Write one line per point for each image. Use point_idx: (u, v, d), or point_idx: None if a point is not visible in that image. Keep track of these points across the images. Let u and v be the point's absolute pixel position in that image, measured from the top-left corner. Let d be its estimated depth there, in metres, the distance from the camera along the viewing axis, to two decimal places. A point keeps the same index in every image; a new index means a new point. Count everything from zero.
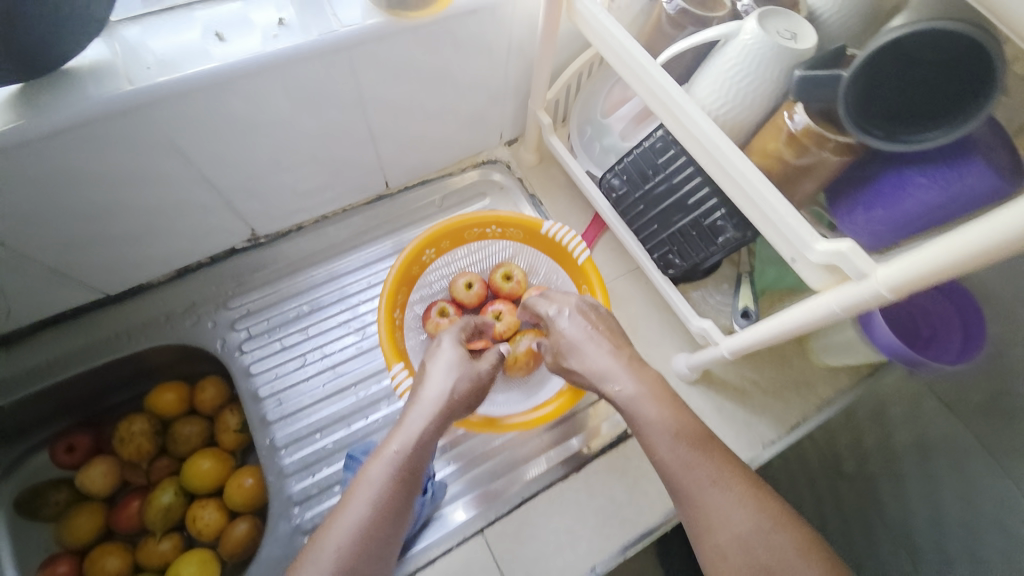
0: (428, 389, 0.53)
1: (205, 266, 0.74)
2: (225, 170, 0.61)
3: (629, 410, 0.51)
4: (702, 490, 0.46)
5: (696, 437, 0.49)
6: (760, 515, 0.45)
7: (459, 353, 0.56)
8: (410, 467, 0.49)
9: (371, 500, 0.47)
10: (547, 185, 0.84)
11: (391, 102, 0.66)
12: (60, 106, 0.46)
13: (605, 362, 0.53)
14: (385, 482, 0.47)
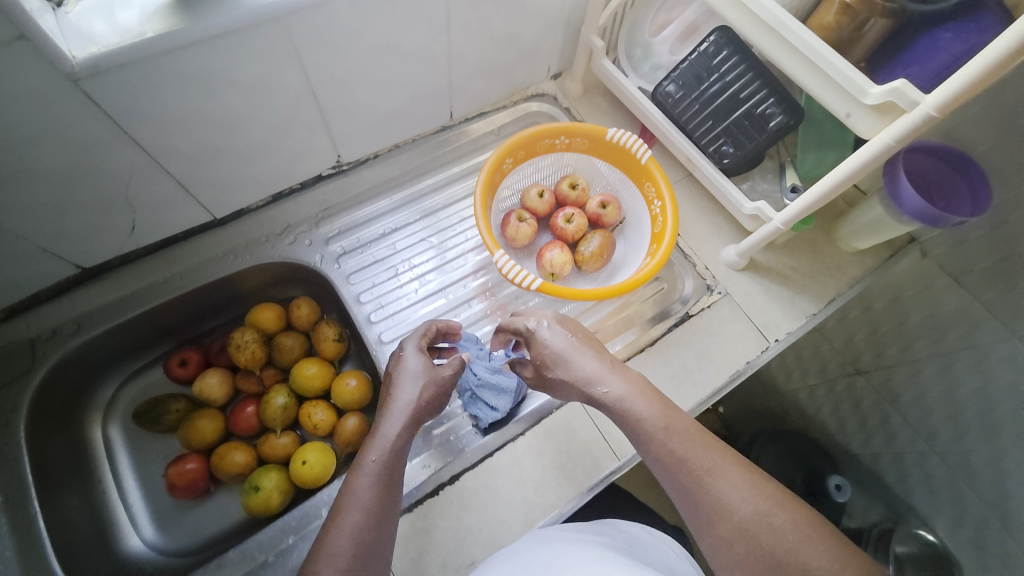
0: (399, 396, 0.59)
1: (296, 192, 0.81)
2: (331, 87, 0.68)
3: (615, 404, 0.56)
4: (700, 482, 0.50)
5: (686, 430, 0.53)
6: (758, 500, 0.48)
7: (417, 361, 0.62)
8: (391, 470, 0.54)
9: (363, 505, 0.50)
10: (593, 113, 0.92)
11: (471, 25, 0.73)
12: (220, 10, 0.52)
13: (593, 367, 0.59)
14: (372, 484, 0.52)
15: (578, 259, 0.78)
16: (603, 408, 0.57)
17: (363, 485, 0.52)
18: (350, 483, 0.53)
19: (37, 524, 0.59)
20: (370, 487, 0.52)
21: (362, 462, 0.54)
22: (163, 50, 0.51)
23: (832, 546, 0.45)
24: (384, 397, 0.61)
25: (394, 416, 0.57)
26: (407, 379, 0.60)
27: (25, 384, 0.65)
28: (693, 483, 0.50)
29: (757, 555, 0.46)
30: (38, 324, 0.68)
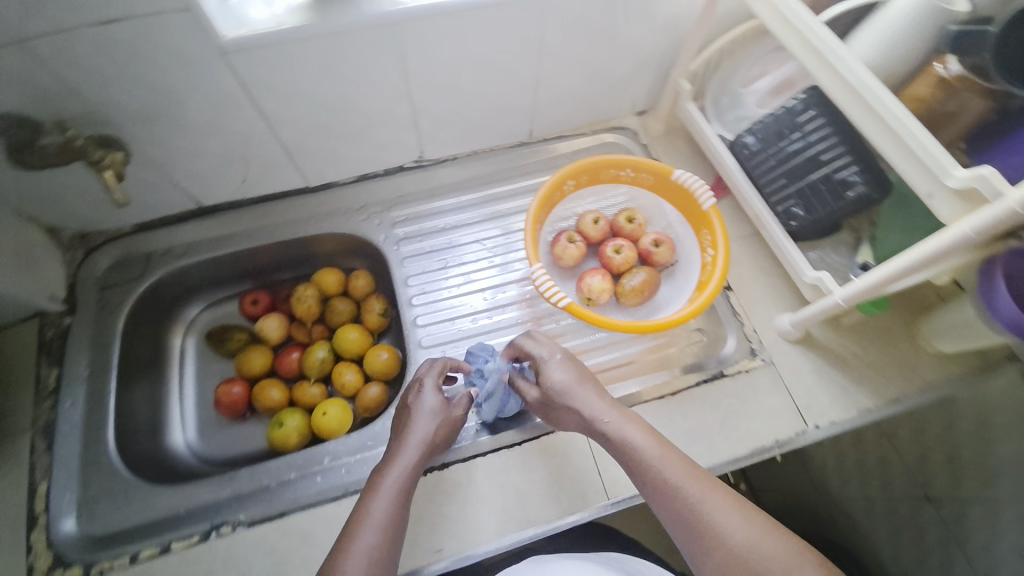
0: (413, 431, 0.61)
1: (379, 176, 0.90)
2: (426, 91, 0.76)
3: (615, 438, 0.59)
4: (692, 507, 0.54)
5: (675, 463, 0.57)
6: (748, 526, 0.53)
7: (432, 394, 0.64)
8: (402, 494, 0.58)
9: (379, 529, 0.55)
10: (669, 154, 0.92)
11: (563, 54, 0.78)
12: (347, 14, 0.62)
13: (596, 405, 0.61)
14: (386, 505, 0.56)
15: (618, 291, 0.78)
16: (601, 439, 0.60)
17: (376, 507, 0.56)
18: (367, 502, 0.57)
19: (106, 403, 0.72)
20: (386, 509, 0.56)
21: (377, 484, 0.58)
22: (297, 38, 0.62)
23: (809, 560, 0.52)
24: (397, 427, 0.64)
25: (408, 443, 0.61)
26: (422, 412, 0.63)
27: (135, 285, 0.81)
28: (682, 513, 0.54)
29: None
30: (158, 242, 0.83)
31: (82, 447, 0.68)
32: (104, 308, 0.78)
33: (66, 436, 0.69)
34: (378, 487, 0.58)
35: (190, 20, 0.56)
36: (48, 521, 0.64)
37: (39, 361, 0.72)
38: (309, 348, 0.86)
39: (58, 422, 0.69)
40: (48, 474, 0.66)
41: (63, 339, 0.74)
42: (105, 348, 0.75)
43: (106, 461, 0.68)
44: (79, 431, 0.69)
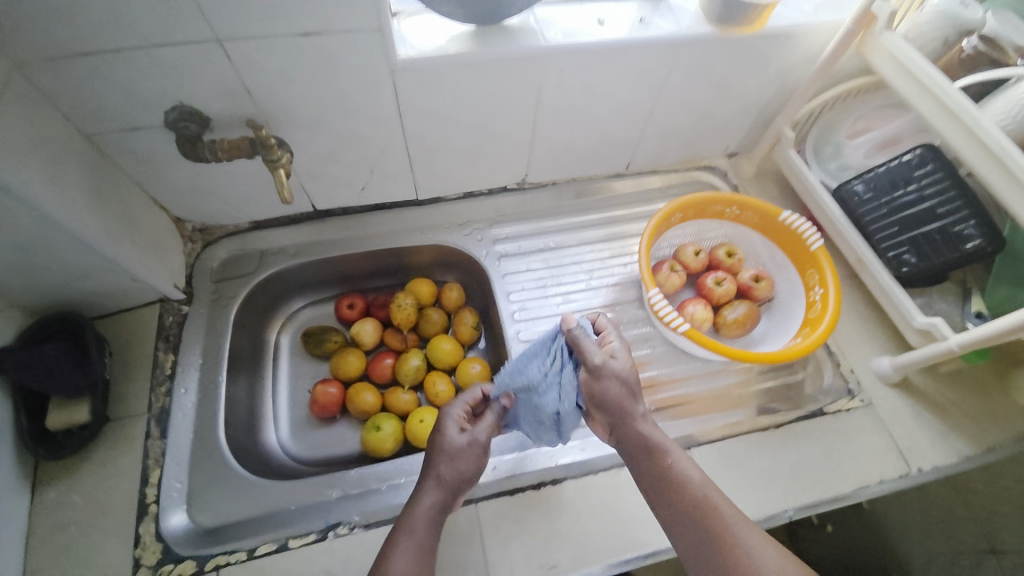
0: (441, 465, 0.60)
1: (483, 195, 0.94)
2: (550, 119, 0.81)
3: (654, 458, 0.60)
4: (725, 532, 0.55)
5: (709, 487, 0.58)
6: (779, 558, 0.54)
7: (461, 441, 0.62)
8: (423, 551, 0.56)
9: (408, 560, 0.54)
10: (760, 195, 0.96)
11: (679, 96, 0.83)
12: (508, 45, 0.67)
13: (642, 409, 0.62)
14: (410, 555, 0.55)
15: (718, 322, 0.80)
16: (638, 457, 0.61)
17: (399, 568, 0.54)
18: (389, 561, 0.54)
19: (218, 393, 0.72)
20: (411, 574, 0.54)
21: (402, 543, 0.55)
22: (457, 63, 0.66)
23: None
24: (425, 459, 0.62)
25: (432, 491, 0.59)
26: (446, 459, 0.60)
27: (249, 279, 0.83)
28: (713, 538, 0.55)
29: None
30: (271, 240, 0.86)
31: (195, 434, 0.68)
32: (218, 299, 0.80)
33: (179, 423, 0.68)
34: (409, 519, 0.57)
35: (376, 39, 0.60)
36: (158, 512, 0.62)
37: (157, 346, 0.72)
38: (402, 356, 0.87)
39: (171, 408, 0.69)
40: (161, 462, 0.65)
41: (181, 326, 0.75)
42: (219, 337, 0.76)
43: (217, 450, 0.67)
44: (193, 419, 0.69)
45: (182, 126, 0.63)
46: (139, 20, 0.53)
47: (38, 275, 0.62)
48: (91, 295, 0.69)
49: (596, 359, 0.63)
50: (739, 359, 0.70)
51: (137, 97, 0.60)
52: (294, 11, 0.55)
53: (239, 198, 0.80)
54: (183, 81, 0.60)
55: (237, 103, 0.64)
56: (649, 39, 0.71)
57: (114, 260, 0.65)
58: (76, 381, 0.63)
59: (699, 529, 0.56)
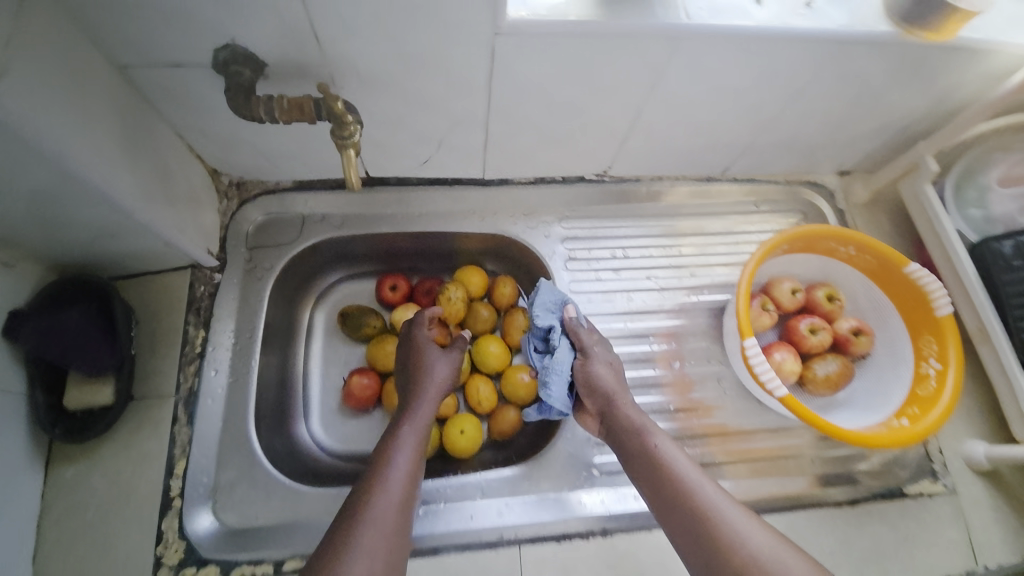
0: (432, 377, 0.66)
1: (556, 183, 0.82)
2: (658, 111, 0.68)
3: (632, 431, 0.61)
4: (708, 511, 0.53)
5: (690, 465, 0.57)
6: (769, 536, 0.51)
7: (433, 350, 0.69)
8: (418, 445, 0.61)
9: (401, 464, 0.58)
10: (869, 226, 0.84)
11: (815, 102, 0.69)
12: (638, 18, 0.54)
13: (624, 392, 0.64)
14: (406, 460, 0.58)
15: (805, 376, 0.71)
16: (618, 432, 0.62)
17: (401, 461, 0.58)
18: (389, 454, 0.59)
19: (250, 379, 0.65)
20: (409, 468, 0.58)
21: (400, 440, 0.60)
22: (574, 33, 0.53)
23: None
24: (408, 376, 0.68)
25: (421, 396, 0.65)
26: (427, 369, 0.67)
27: (289, 248, 0.74)
28: (688, 510, 0.54)
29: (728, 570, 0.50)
30: (314, 205, 0.76)
31: (223, 423, 0.63)
32: (253, 269, 0.71)
33: (206, 409, 0.63)
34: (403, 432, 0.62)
35: None
36: (181, 508, 0.58)
37: (187, 319, 0.66)
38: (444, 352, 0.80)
39: (200, 391, 0.63)
40: (186, 451, 0.61)
41: (213, 298, 0.68)
42: (252, 314, 0.69)
43: (246, 444, 0.62)
44: (221, 405, 0.64)
45: (233, 71, 0.52)
46: None
47: (58, 231, 0.54)
48: (116, 255, 0.61)
49: (591, 343, 0.69)
50: (842, 438, 0.61)
51: (182, 32, 0.48)
52: None
53: (285, 156, 0.69)
54: (240, 18, 0.48)
55: (301, 51, 0.52)
56: (813, 32, 0.57)
57: (148, 225, 0.57)
58: (101, 357, 0.58)
59: (675, 501, 0.55)
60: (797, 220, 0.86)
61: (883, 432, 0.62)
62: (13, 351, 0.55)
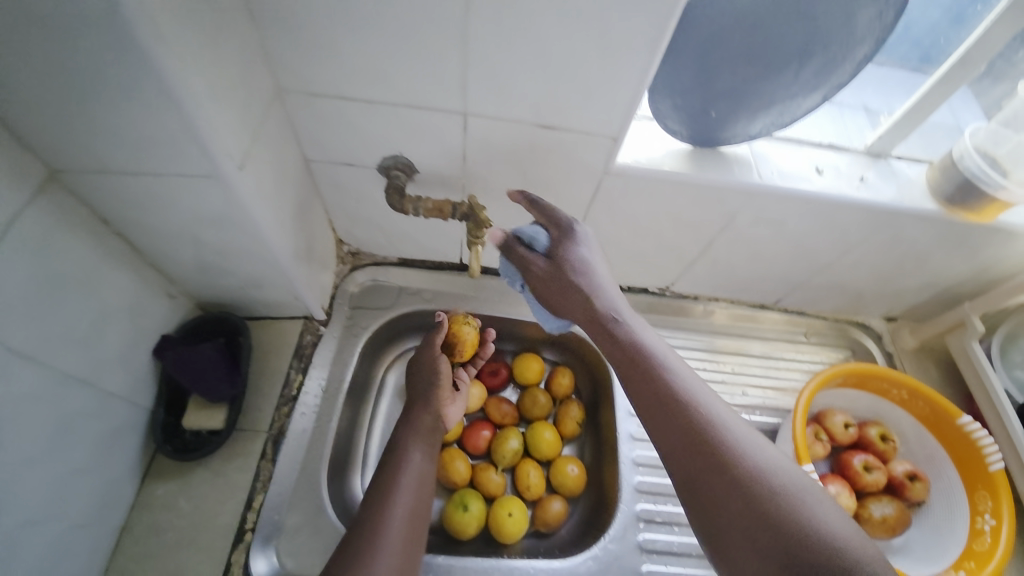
0: (439, 381, 0.75)
1: (622, 290, 0.91)
2: (725, 245, 0.78)
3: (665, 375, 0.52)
4: (735, 464, 0.45)
5: (732, 419, 0.49)
6: (834, 513, 0.43)
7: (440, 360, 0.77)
8: (428, 455, 0.68)
9: (409, 478, 0.63)
10: (918, 374, 0.89)
11: (866, 255, 0.78)
12: (721, 175, 0.66)
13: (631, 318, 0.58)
14: (415, 475, 0.64)
15: (861, 514, 0.72)
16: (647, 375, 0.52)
17: (409, 473, 0.64)
18: (405, 459, 0.66)
19: (331, 427, 0.71)
20: (424, 470, 0.66)
21: (410, 444, 0.68)
22: (667, 180, 0.65)
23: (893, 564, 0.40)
24: (417, 387, 0.75)
25: (426, 412, 0.73)
26: (431, 382, 0.75)
27: (383, 312, 0.83)
28: (716, 459, 0.45)
29: (758, 526, 0.42)
30: (411, 279, 0.87)
31: (300, 466, 0.68)
32: (351, 326, 0.81)
33: (289, 450, 0.68)
34: (407, 451, 0.67)
35: (606, 145, 0.60)
36: (252, 543, 0.62)
37: (291, 364, 0.74)
38: (501, 431, 0.84)
39: (288, 432, 0.69)
40: (265, 487, 0.65)
41: (315, 348, 0.77)
42: (342, 367, 0.76)
43: (316, 489, 0.66)
44: (302, 448, 0.69)
45: (393, 174, 0.65)
46: (407, 80, 0.53)
47: (219, 274, 0.64)
48: (249, 300, 0.71)
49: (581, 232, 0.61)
50: None
51: (365, 142, 0.62)
52: (545, 106, 0.56)
53: (400, 237, 0.81)
54: (413, 140, 0.62)
55: (448, 167, 0.65)
56: (868, 202, 0.68)
57: (291, 281, 0.67)
58: (222, 388, 0.65)
59: (706, 450, 0.46)
60: (845, 356, 0.92)
61: None
62: (154, 369, 0.64)
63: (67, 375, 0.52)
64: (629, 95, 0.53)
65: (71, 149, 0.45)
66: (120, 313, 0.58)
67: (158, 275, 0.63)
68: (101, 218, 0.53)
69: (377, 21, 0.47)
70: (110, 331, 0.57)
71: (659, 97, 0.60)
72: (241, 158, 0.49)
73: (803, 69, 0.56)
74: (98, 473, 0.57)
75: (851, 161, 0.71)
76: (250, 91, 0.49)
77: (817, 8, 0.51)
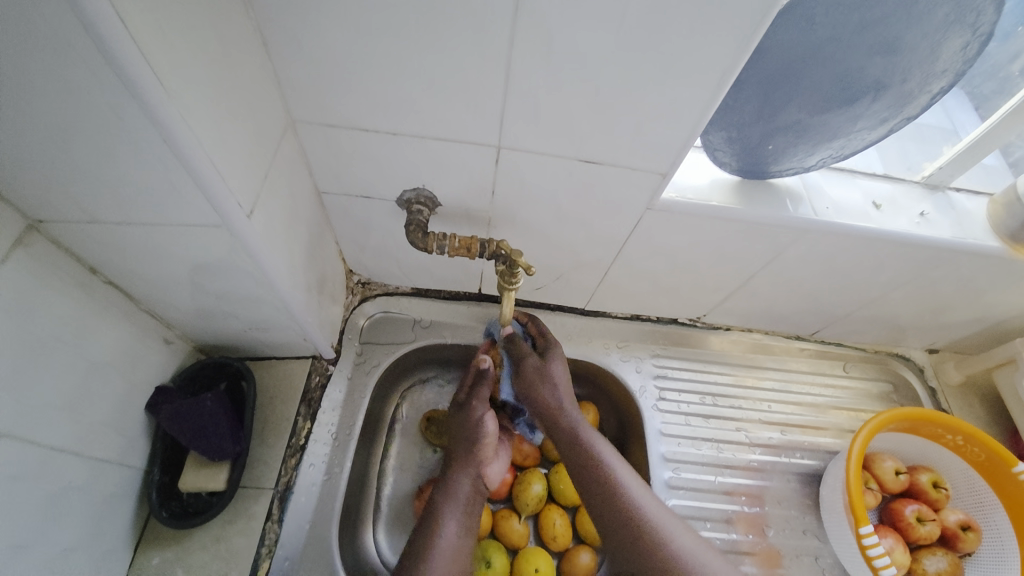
0: (488, 443, 0.68)
1: (651, 321, 0.85)
2: (766, 280, 0.72)
3: (597, 465, 0.63)
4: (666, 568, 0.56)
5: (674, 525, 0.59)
6: None
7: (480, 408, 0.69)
8: (466, 525, 0.62)
9: (458, 545, 0.59)
10: (964, 411, 0.85)
11: (916, 292, 0.73)
12: (774, 210, 0.60)
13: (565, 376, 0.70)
14: (452, 549, 0.59)
15: (913, 569, 0.68)
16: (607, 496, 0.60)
17: (450, 539, 0.59)
18: (439, 530, 0.60)
19: (342, 479, 0.65)
20: (462, 545, 0.60)
21: (447, 511, 0.61)
22: (714, 215, 0.60)
23: None
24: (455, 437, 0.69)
25: (465, 472, 0.66)
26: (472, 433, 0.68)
27: (395, 348, 0.77)
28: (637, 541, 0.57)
29: None
30: (425, 311, 0.80)
31: (310, 524, 0.62)
32: (362, 365, 0.74)
33: (298, 508, 0.62)
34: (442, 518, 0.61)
35: (653, 181, 0.55)
36: None
37: (298, 411, 0.68)
38: (522, 474, 0.77)
39: (295, 487, 0.63)
40: (271, 553, 0.59)
41: (324, 391, 0.70)
42: (354, 412, 0.70)
43: (327, 551, 0.61)
44: (313, 505, 0.63)
45: (414, 208, 0.59)
46: (437, 112, 0.49)
47: (221, 318, 0.58)
48: (254, 342, 0.65)
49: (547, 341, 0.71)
50: None
51: (385, 174, 0.57)
52: (589, 139, 0.51)
53: (416, 268, 0.74)
54: (438, 171, 0.56)
55: (474, 200, 0.59)
56: (929, 240, 0.62)
57: (301, 323, 0.61)
58: (223, 446, 0.59)
59: (627, 534, 0.58)
60: (886, 391, 0.87)
61: None
62: (147, 425, 0.58)
63: (52, 448, 0.46)
64: (677, 136, 0.49)
65: (58, 200, 0.40)
66: (112, 368, 0.52)
67: (153, 321, 0.57)
68: (91, 267, 0.48)
69: (408, 54, 0.44)
70: (99, 391, 0.51)
71: (712, 128, 0.56)
72: (251, 204, 0.44)
73: (875, 104, 0.50)
74: (87, 550, 0.51)
75: (908, 191, 0.66)
76: (261, 133, 0.45)
77: (904, 41, 0.44)
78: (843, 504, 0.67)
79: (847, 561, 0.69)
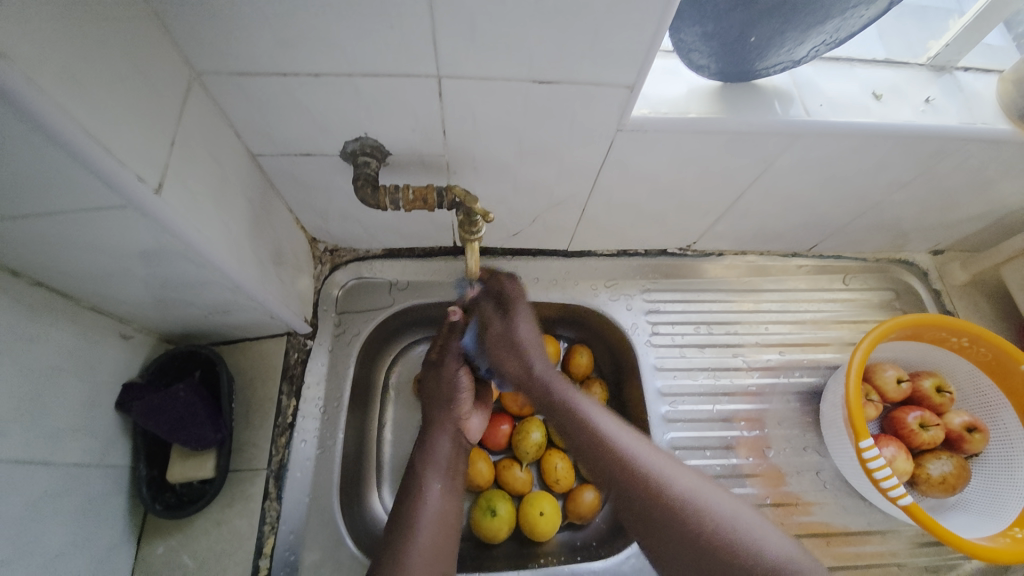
0: (462, 409, 0.69)
1: (639, 255, 0.81)
2: (757, 196, 0.67)
3: (592, 425, 0.60)
4: (659, 488, 0.54)
5: (649, 450, 0.58)
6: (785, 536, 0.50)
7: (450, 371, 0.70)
8: (449, 482, 0.63)
9: (442, 500, 0.61)
10: (969, 309, 0.83)
11: (921, 191, 0.68)
12: (762, 115, 0.53)
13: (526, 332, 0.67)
14: (437, 510, 0.60)
15: (918, 474, 0.68)
16: (597, 451, 0.58)
17: (432, 499, 0.61)
18: (423, 492, 0.61)
19: (337, 450, 0.64)
20: (447, 502, 0.61)
21: (429, 472, 0.63)
22: (695, 129, 0.53)
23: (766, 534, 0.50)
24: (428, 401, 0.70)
25: (443, 433, 0.67)
26: (443, 397, 0.69)
27: (373, 314, 0.73)
28: (650, 496, 0.53)
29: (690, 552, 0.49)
30: (401, 272, 0.76)
31: (310, 498, 0.62)
32: (341, 335, 0.71)
33: (295, 484, 0.62)
34: (425, 479, 0.63)
35: (620, 97, 0.48)
36: None
37: (280, 389, 0.66)
38: (521, 423, 0.76)
39: (290, 464, 0.63)
40: (275, 529, 0.60)
41: (305, 365, 0.68)
42: (340, 383, 0.68)
43: (331, 521, 0.61)
44: (310, 479, 0.62)
45: (361, 161, 0.54)
46: (361, 43, 0.42)
47: (175, 306, 0.55)
48: (219, 326, 0.62)
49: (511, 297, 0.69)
50: (963, 549, 0.59)
51: (320, 125, 0.50)
52: (540, 56, 0.44)
53: (382, 228, 0.69)
54: (377, 116, 0.49)
55: (426, 144, 0.53)
56: (935, 130, 0.56)
57: (261, 300, 0.57)
58: (204, 435, 0.58)
59: (632, 490, 0.54)
60: (889, 298, 0.84)
61: (1006, 543, 0.59)
62: (122, 423, 0.56)
63: (15, 462, 0.44)
64: (642, 39, 0.42)
65: None
66: (65, 373, 0.50)
67: (102, 318, 0.53)
68: (9, 269, 0.44)
69: None
70: (56, 398, 0.48)
71: (684, 25, 0.49)
72: (158, 177, 0.39)
73: None
74: (84, 551, 0.51)
75: (911, 77, 0.59)
76: (154, 92, 0.39)
77: None
78: (846, 417, 0.66)
79: (850, 473, 0.69)
